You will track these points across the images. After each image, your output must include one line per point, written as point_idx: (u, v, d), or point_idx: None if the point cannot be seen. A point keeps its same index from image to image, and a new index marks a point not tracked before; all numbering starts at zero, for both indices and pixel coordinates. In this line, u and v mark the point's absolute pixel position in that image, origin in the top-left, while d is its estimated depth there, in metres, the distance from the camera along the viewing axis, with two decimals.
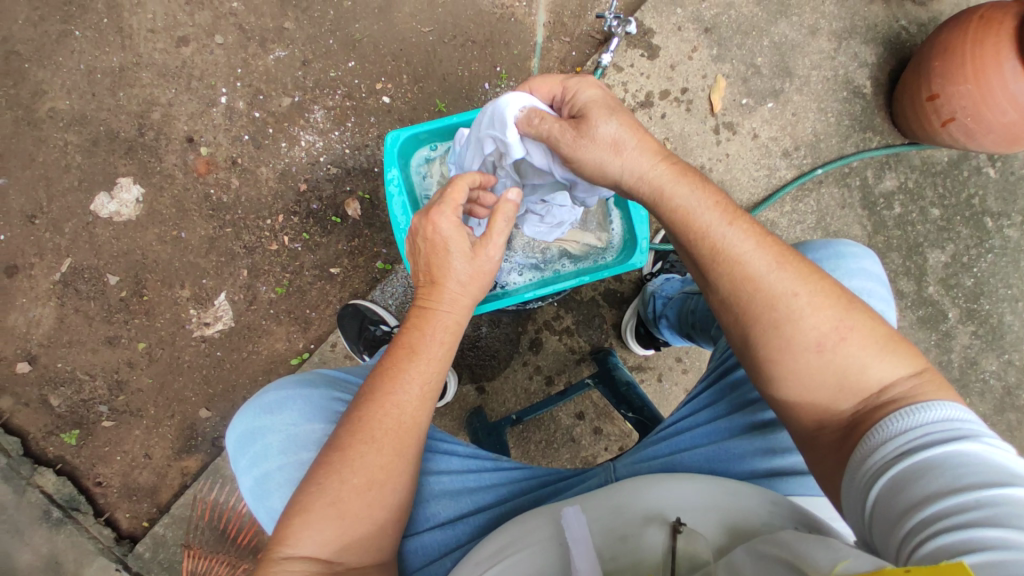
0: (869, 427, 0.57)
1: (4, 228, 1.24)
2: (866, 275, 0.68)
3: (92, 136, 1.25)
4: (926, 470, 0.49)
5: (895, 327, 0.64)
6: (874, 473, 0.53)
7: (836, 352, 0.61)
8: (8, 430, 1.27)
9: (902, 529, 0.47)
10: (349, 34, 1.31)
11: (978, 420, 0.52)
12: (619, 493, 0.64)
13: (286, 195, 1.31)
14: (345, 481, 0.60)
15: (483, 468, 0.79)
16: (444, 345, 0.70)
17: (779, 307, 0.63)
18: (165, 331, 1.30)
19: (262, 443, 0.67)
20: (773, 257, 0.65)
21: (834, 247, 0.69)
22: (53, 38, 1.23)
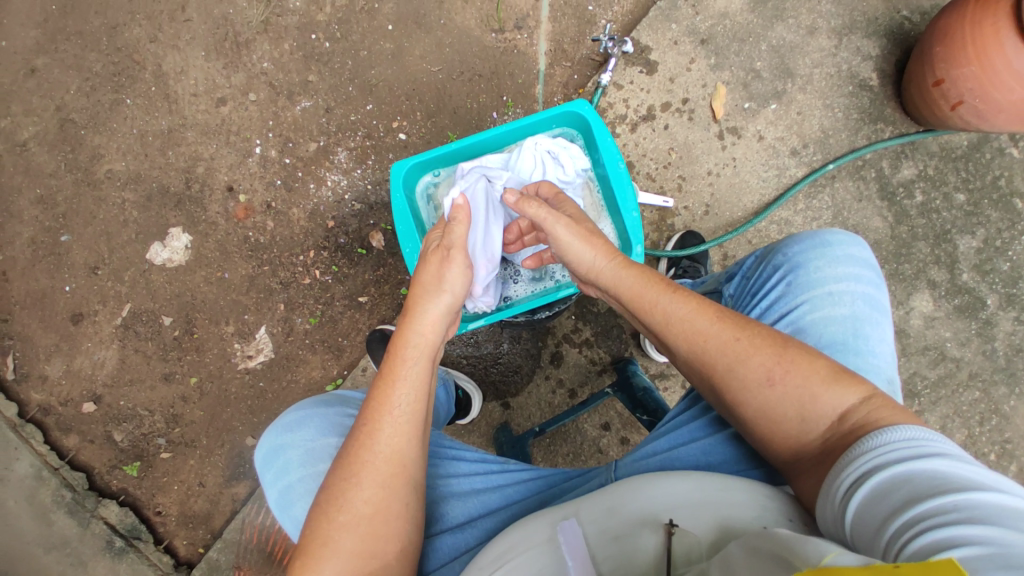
0: (844, 455, 0.59)
1: (71, 280, 1.38)
2: (854, 259, 0.69)
3: (146, 193, 1.40)
4: (901, 487, 0.52)
5: (888, 314, 0.65)
6: (853, 483, 0.56)
7: (786, 385, 0.64)
8: (75, 466, 1.38)
9: (890, 528, 0.50)
10: (366, 80, 1.42)
11: (936, 432, 0.56)
12: (616, 497, 0.67)
13: (316, 232, 1.42)
14: (332, 520, 0.63)
15: (489, 470, 0.78)
16: (421, 368, 0.72)
17: (728, 354, 0.67)
18: (213, 366, 1.40)
19: (284, 458, 0.72)
20: (714, 314, 0.70)
21: (822, 236, 0.71)
22: (107, 107, 1.39)
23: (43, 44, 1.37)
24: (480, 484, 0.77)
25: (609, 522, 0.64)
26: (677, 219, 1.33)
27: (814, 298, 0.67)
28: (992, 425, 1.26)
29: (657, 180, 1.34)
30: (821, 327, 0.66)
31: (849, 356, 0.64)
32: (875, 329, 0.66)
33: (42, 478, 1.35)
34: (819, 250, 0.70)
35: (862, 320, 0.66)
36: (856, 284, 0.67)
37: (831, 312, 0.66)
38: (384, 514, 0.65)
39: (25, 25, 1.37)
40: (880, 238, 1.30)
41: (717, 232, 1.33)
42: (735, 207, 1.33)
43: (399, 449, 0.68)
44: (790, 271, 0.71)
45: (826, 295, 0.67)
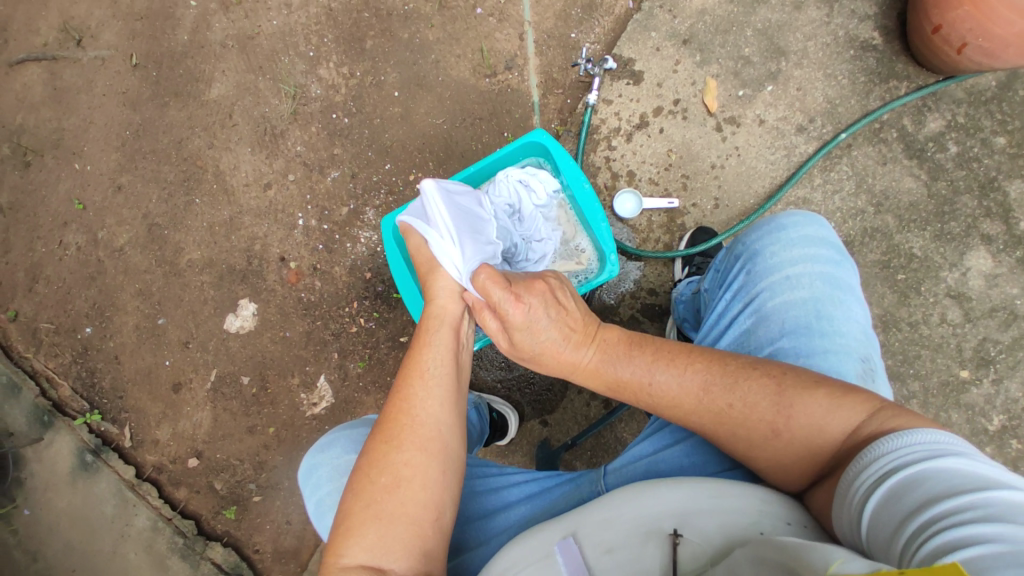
0: (858, 454, 0.60)
1: (169, 355, 1.64)
2: (809, 239, 0.73)
3: (219, 273, 1.64)
4: (914, 485, 0.53)
5: (844, 290, 0.70)
6: (872, 489, 0.57)
7: (791, 433, 0.65)
8: (185, 515, 1.59)
9: (903, 530, 0.51)
10: (382, 143, 1.58)
11: (957, 434, 0.55)
12: (612, 505, 0.70)
13: (357, 284, 1.58)
14: (374, 483, 0.69)
15: (489, 473, 0.84)
16: (443, 337, 0.82)
17: (723, 424, 0.70)
18: (286, 415, 1.58)
19: (317, 475, 0.81)
20: (698, 386, 0.71)
21: (777, 221, 0.76)
22: (182, 208, 1.66)
23: (127, 165, 1.68)
24: (479, 486, 0.83)
25: (608, 538, 0.68)
26: (686, 219, 1.32)
27: (773, 284, 0.72)
28: None
29: (661, 183, 1.34)
30: (782, 311, 0.71)
31: (814, 337, 0.68)
32: (838, 307, 0.69)
33: (159, 528, 1.58)
34: (774, 236, 0.75)
35: (822, 299, 0.70)
36: (812, 264, 0.71)
37: (789, 295, 0.71)
38: (419, 473, 0.70)
39: (113, 152, 1.69)
40: (917, 199, 1.22)
41: (731, 223, 1.30)
42: (747, 195, 1.30)
43: (431, 413, 0.75)
44: (750, 260, 0.76)
45: (784, 279, 0.72)
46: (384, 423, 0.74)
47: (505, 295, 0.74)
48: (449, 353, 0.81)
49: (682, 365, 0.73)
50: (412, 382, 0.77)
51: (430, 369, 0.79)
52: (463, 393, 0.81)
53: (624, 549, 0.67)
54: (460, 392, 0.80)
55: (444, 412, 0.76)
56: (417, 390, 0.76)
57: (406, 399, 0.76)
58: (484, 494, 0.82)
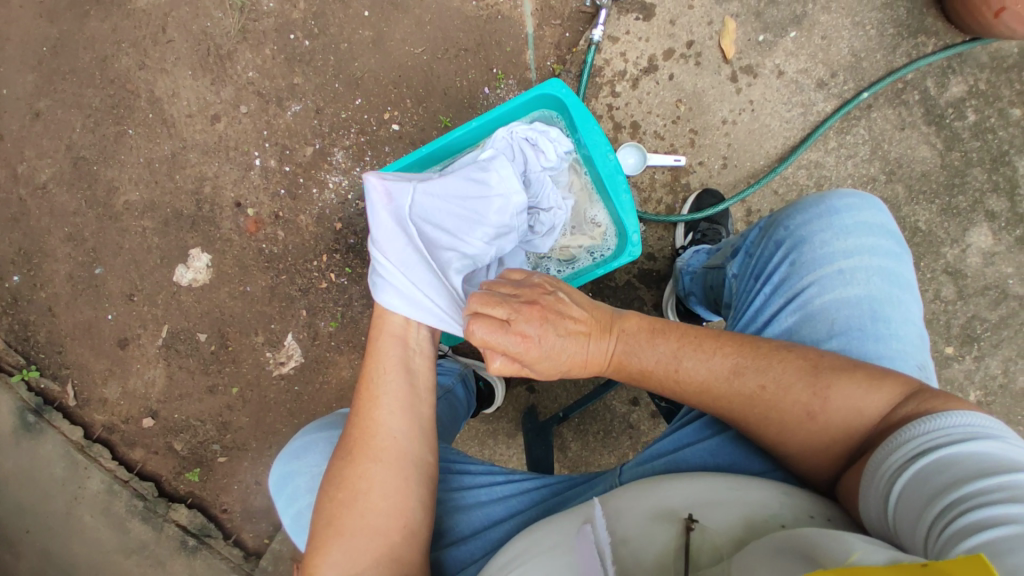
0: (889, 435, 0.55)
1: (111, 308, 1.47)
2: (866, 227, 0.66)
3: (163, 218, 1.44)
4: (942, 467, 0.48)
5: (902, 287, 0.63)
6: (891, 470, 0.52)
7: (828, 414, 0.58)
8: (144, 477, 1.49)
9: (930, 510, 0.46)
10: (351, 74, 1.37)
11: (987, 415, 0.51)
12: (624, 500, 0.65)
13: (326, 235, 1.42)
14: (332, 498, 0.64)
15: (495, 482, 0.78)
16: (398, 346, 0.74)
17: (757, 404, 0.63)
18: (251, 375, 1.46)
19: (293, 485, 0.73)
20: (729, 365, 0.64)
21: (828, 202, 0.68)
22: (112, 139, 1.42)
23: (42, 85, 1.42)
24: (486, 495, 0.77)
25: (618, 528, 0.60)
26: (692, 177, 1.22)
27: (823, 278, 0.65)
28: None
29: (666, 137, 1.22)
30: (833, 309, 0.64)
31: (868, 342, 0.61)
32: (896, 308, 0.62)
33: (116, 491, 1.48)
34: (825, 221, 0.67)
35: (879, 298, 0.63)
36: (869, 257, 0.64)
37: (842, 292, 0.63)
38: (379, 487, 0.64)
39: (28, 71, 1.42)
40: (929, 169, 1.15)
41: (737, 185, 1.22)
42: (757, 156, 1.21)
43: (389, 424, 0.69)
44: (794, 248, 0.68)
45: (836, 273, 0.64)
46: (340, 444, 0.68)
47: (526, 312, 0.63)
48: (408, 361, 0.74)
49: (709, 347, 0.66)
50: (363, 398, 0.70)
51: (382, 383, 0.71)
52: (424, 395, 0.72)
53: (635, 535, 0.59)
54: (419, 394, 0.72)
55: (399, 420, 0.69)
56: (368, 404, 0.70)
57: (359, 415, 0.69)
58: (492, 504, 0.76)
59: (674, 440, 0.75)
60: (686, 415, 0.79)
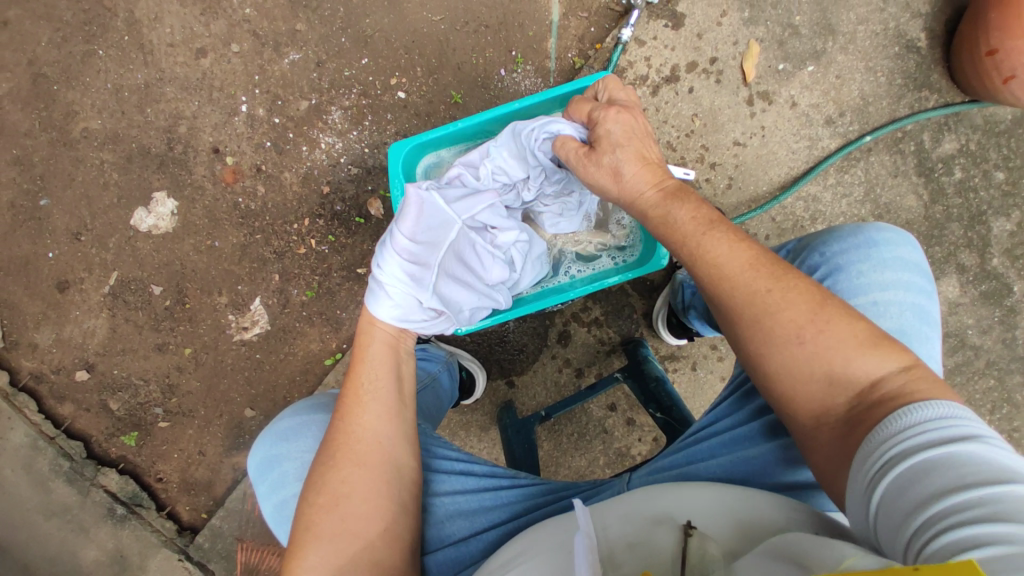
0: (874, 424, 0.52)
1: (54, 246, 1.32)
2: (902, 263, 0.68)
3: (126, 153, 1.31)
4: (924, 472, 0.45)
5: (929, 324, 0.66)
6: (870, 476, 0.49)
7: (818, 343, 0.58)
8: (72, 435, 1.35)
9: (910, 525, 0.43)
10: (360, 30, 1.29)
11: (967, 410, 0.48)
12: (628, 502, 0.61)
13: (310, 198, 1.32)
14: (312, 501, 0.65)
15: (500, 485, 0.75)
16: (386, 354, 0.75)
17: (754, 304, 0.62)
18: (208, 337, 1.34)
19: (279, 470, 0.72)
20: (747, 258, 0.64)
21: (867, 234, 0.70)
22: (79, 59, 1.29)
23: None
24: (489, 500, 0.74)
25: (619, 530, 0.57)
26: (696, 193, 1.23)
27: (857, 308, 0.66)
28: (1003, 412, 1.23)
29: (678, 149, 1.22)
30: None
31: None
32: (922, 344, 0.65)
33: (40, 447, 1.34)
34: (864, 252, 0.68)
35: (908, 333, 0.65)
36: (904, 292, 0.66)
37: (875, 324, 0.65)
38: (362, 493, 0.65)
39: None
40: (913, 218, 1.22)
41: (739, 208, 1.23)
42: (761, 181, 1.23)
43: (372, 432, 0.70)
44: (830, 275, 0.69)
45: (870, 304, 0.66)
46: (324, 445, 0.70)
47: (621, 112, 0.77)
48: (394, 371, 0.74)
49: (740, 234, 0.66)
50: (349, 400, 0.71)
51: (367, 390, 0.72)
52: (409, 402, 0.74)
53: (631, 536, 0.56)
54: (404, 402, 0.74)
55: (385, 428, 0.70)
56: (354, 408, 0.71)
57: (345, 417, 0.70)
58: (494, 508, 0.73)
59: (688, 454, 0.73)
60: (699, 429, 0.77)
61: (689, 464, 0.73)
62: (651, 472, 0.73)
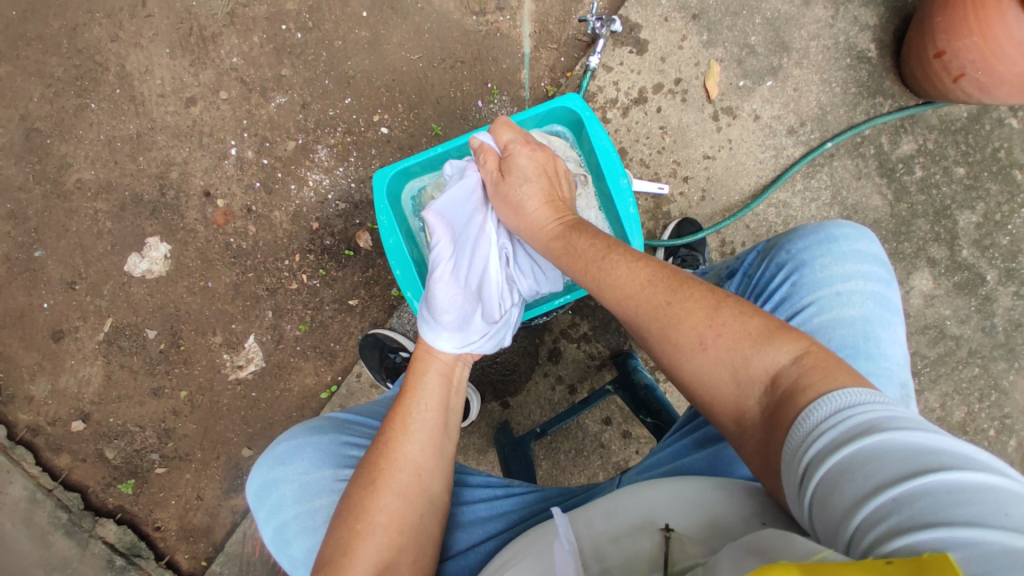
0: (796, 415, 0.53)
1: (49, 296, 1.34)
2: (862, 255, 0.72)
3: (119, 202, 1.34)
4: (843, 472, 0.45)
5: (891, 311, 0.70)
6: (799, 477, 0.49)
7: (717, 347, 0.62)
8: (69, 486, 1.34)
9: (846, 530, 0.43)
10: (343, 72, 1.35)
11: (867, 391, 0.50)
12: (615, 499, 0.62)
13: (300, 234, 1.35)
14: (346, 526, 0.67)
15: (495, 496, 0.78)
16: (438, 386, 0.81)
17: (660, 319, 0.66)
18: (204, 377, 1.35)
19: (278, 493, 0.74)
20: (644, 278, 0.70)
21: (827, 230, 0.74)
22: (71, 113, 1.34)
23: (4, 51, 1.33)
24: (485, 511, 0.76)
25: (605, 527, 0.59)
26: (672, 206, 1.28)
27: (821, 299, 0.70)
28: (989, 399, 1.27)
29: (651, 166, 1.28)
30: (830, 328, 0.69)
31: (860, 360, 0.66)
32: (886, 330, 0.68)
33: (38, 499, 1.33)
34: (825, 247, 0.73)
35: (872, 320, 0.68)
36: (865, 282, 0.70)
37: (839, 313, 0.69)
38: (400, 522, 0.68)
39: None
40: (880, 217, 1.28)
41: (714, 218, 1.29)
42: (733, 191, 1.28)
43: (416, 458, 0.73)
44: (795, 270, 0.73)
45: (834, 295, 0.70)
46: (363, 468, 0.72)
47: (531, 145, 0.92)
48: (445, 403, 0.80)
49: (636, 254, 0.74)
50: (396, 428, 0.75)
51: (416, 418, 0.76)
52: (450, 435, 0.79)
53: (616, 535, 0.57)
54: (447, 434, 0.78)
55: (425, 457, 0.74)
56: (400, 436, 0.74)
57: (387, 445, 0.74)
58: (491, 519, 0.76)
59: (676, 450, 0.75)
60: (682, 427, 0.80)
61: (676, 460, 0.75)
62: (642, 471, 0.75)
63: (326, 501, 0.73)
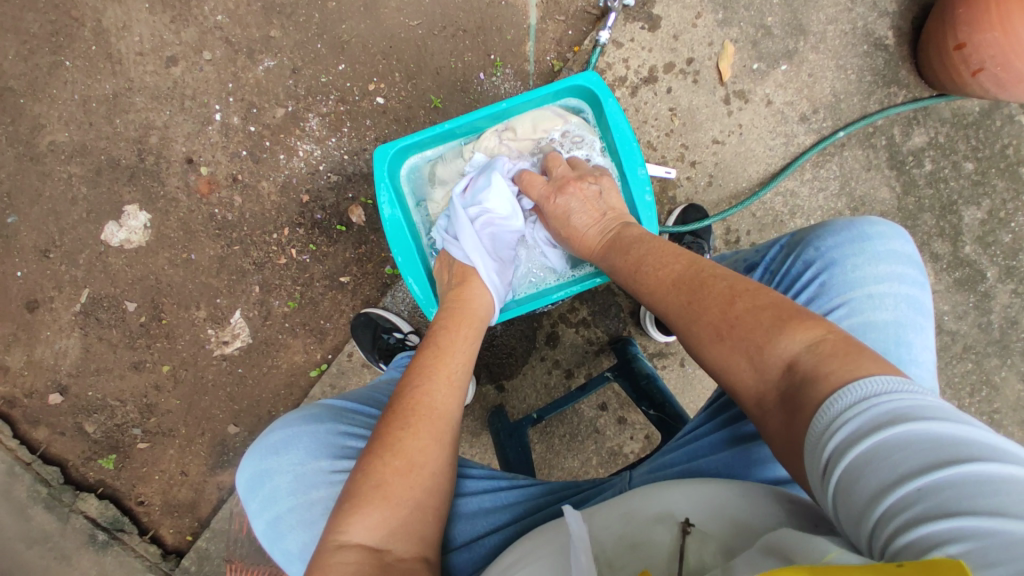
0: (819, 398, 0.50)
1: (21, 264, 1.27)
2: (895, 256, 0.69)
3: (95, 166, 1.26)
4: (867, 463, 0.42)
5: (925, 319, 0.67)
6: (821, 467, 0.46)
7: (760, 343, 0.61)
8: (46, 460, 1.30)
9: (869, 520, 0.41)
10: (337, 36, 1.27)
11: (895, 378, 0.47)
12: (628, 502, 0.60)
13: (290, 207, 1.29)
14: (387, 463, 0.64)
15: (499, 487, 0.76)
16: (473, 342, 0.82)
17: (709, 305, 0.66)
18: (187, 352, 1.30)
19: (271, 484, 0.71)
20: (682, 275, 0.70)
21: (861, 228, 0.71)
22: (43, 70, 1.24)
23: None
24: (488, 502, 0.74)
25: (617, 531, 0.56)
26: (678, 192, 1.25)
27: (852, 300, 0.68)
28: (981, 395, 1.27)
29: (658, 148, 1.24)
30: (860, 331, 0.67)
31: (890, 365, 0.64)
32: (917, 336, 0.66)
33: (14, 474, 1.28)
34: (858, 246, 0.70)
35: (904, 324, 0.66)
36: (897, 285, 0.68)
37: (871, 316, 0.66)
38: (436, 466, 0.67)
39: None
40: (887, 210, 1.26)
41: (720, 205, 1.25)
42: (740, 178, 1.25)
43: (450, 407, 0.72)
44: (825, 269, 0.71)
45: (866, 296, 0.67)
46: (388, 411, 0.70)
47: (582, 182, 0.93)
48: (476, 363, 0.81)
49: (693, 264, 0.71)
50: (437, 373, 0.74)
51: (454, 367, 0.76)
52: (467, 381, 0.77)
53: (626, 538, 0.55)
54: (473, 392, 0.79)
55: (459, 409, 0.73)
56: (441, 381, 0.74)
57: (428, 386, 0.72)
58: (495, 510, 0.74)
59: (689, 450, 0.73)
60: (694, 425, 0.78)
61: (691, 460, 0.73)
62: (654, 469, 0.73)
63: (321, 493, 0.70)
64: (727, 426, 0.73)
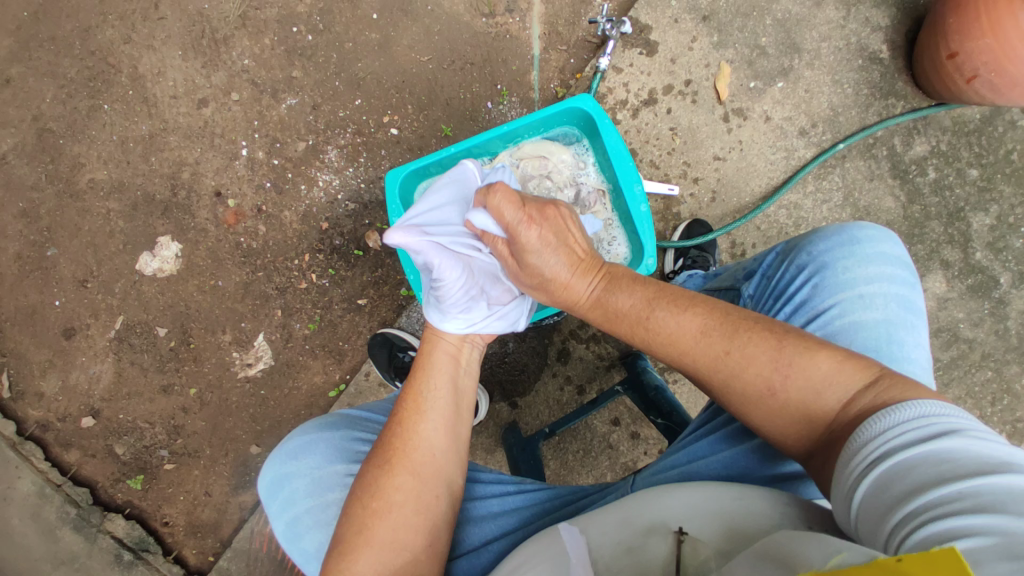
0: (864, 419, 0.54)
1: (61, 294, 1.35)
2: (885, 257, 0.71)
3: (131, 201, 1.36)
4: (900, 473, 0.46)
5: (917, 317, 0.68)
6: (854, 474, 0.51)
7: (759, 376, 0.62)
8: (78, 482, 1.35)
9: (888, 522, 0.45)
10: (353, 74, 1.36)
11: (947, 404, 0.50)
12: (630, 501, 0.61)
13: (310, 234, 1.36)
14: (365, 507, 0.67)
15: (507, 492, 0.78)
16: (450, 367, 0.81)
17: (715, 347, 0.66)
18: (213, 375, 1.35)
19: (290, 487, 0.74)
20: (677, 317, 0.70)
21: (850, 232, 0.73)
22: (84, 113, 1.36)
23: (22, 53, 1.35)
24: (496, 507, 0.76)
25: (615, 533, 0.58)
26: (682, 208, 1.28)
27: (843, 301, 0.69)
28: (1004, 403, 1.24)
29: (661, 167, 1.28)
30: (853, 331, 0.68)
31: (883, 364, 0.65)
32: (909, 334, 0.67)
33: (46, 495, 1.34)
34: (848, 249, 0.72)
35: (896, 323, 0.67)
36: (888, 285, 0.69)
37: (862, 315, 0.68)
38: (418, 504, 0.68)
39: (4, 35, 1.35)
40: (893, 219, 1.26)
41: (724, 219, 1.28)
42: (743, 192, 1.28)
43: (428, 439, 0.73)
44: (816, 273, 0.72)
45: (857, 297, 0.69)
46: (379, 449, 0.72)
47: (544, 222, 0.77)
48: (459, 387, 0.80)
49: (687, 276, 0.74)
50: (409, 408, 0.75)
51: (426, 398, 0.76)
52: (464, 416, 0.79)
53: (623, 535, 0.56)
54: (460, 415, 0.78)
55: (439, 438, 0.74)
56: (414, 415, 0.74)
57: (402, 425, 0.74)
58: (503, 515, 0.76)
59: (689, 452, 0.75)
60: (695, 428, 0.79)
61: (690, 462, 0.74)
62: (655, 472, 0.75)
63: (337, 495, 0.73)
64: (726, 426, 0.74)
